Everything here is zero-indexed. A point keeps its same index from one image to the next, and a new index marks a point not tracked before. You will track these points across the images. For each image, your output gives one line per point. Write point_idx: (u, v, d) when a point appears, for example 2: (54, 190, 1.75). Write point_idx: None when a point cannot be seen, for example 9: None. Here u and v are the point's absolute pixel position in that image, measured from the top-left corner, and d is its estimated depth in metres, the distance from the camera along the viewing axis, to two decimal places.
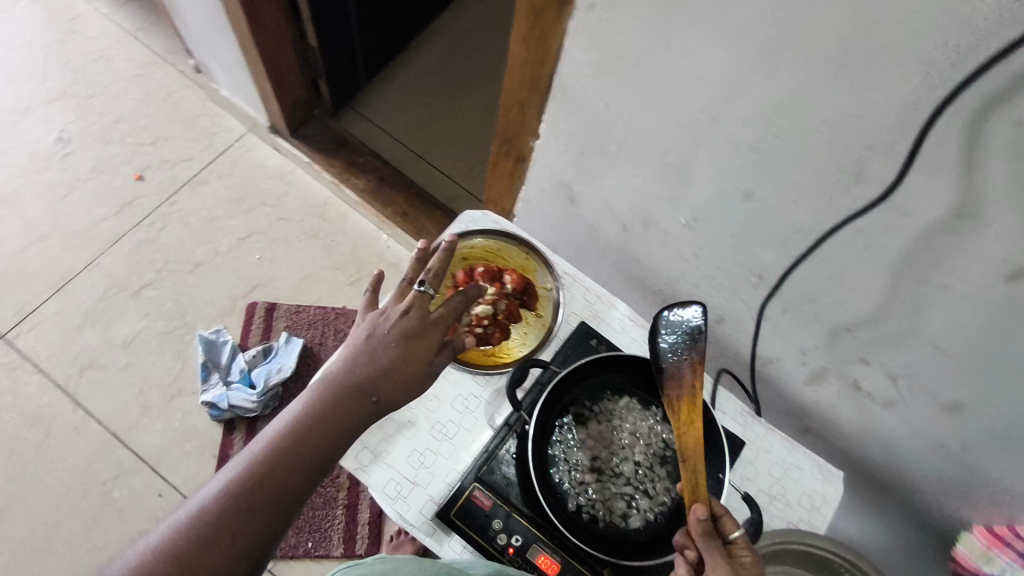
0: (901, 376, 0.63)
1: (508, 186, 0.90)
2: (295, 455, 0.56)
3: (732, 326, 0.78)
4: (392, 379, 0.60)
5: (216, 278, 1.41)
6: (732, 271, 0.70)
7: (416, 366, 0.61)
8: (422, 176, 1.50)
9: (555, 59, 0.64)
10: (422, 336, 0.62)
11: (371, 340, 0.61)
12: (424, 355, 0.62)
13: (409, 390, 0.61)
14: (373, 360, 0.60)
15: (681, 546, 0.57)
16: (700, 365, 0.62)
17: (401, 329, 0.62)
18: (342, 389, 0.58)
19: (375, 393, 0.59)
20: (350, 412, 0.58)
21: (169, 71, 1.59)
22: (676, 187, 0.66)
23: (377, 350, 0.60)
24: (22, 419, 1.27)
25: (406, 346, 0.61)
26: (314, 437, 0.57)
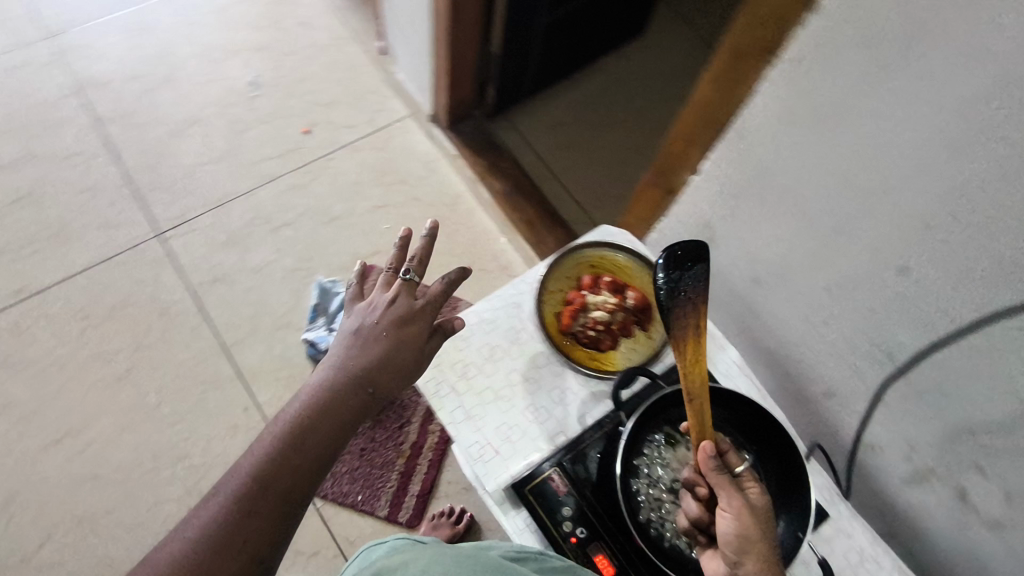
0: (1017, 497, 0.61)
1: (649, 213, 0.93)
2: (303, 446, 0.62)
3: (840, 402, 0.77)
4: (388, 366, 0.68)
5: (346, 234, 1.53)
6: (860, 346, 0.70)
7: (405, 352, 0.69)
8: (556, 196, 1.58)
9: (740, 103, 0.67)
10: (411, 326, 0.70)
11: (359, 336, 0.68)
12: (414, 347, 0.70)
13: (403, 377, 0.68)
14: (362, 353, 0.67)
15: (690, 482, 0.61)
16: (702, 302, 0.62)
17: (387, 322, 0.70)
18: (339, 381, 0.65)
19: (370, 385, 0.67)
20: (352, 404, 0.65)
21: (358, 47, 1.76)
22: (827, 249, 0.67)
23: (366, 343, 0.68)
24: (153, 307, 1.42)
25: (394, 333, 0.69)
26: (318, 432, 0.63)
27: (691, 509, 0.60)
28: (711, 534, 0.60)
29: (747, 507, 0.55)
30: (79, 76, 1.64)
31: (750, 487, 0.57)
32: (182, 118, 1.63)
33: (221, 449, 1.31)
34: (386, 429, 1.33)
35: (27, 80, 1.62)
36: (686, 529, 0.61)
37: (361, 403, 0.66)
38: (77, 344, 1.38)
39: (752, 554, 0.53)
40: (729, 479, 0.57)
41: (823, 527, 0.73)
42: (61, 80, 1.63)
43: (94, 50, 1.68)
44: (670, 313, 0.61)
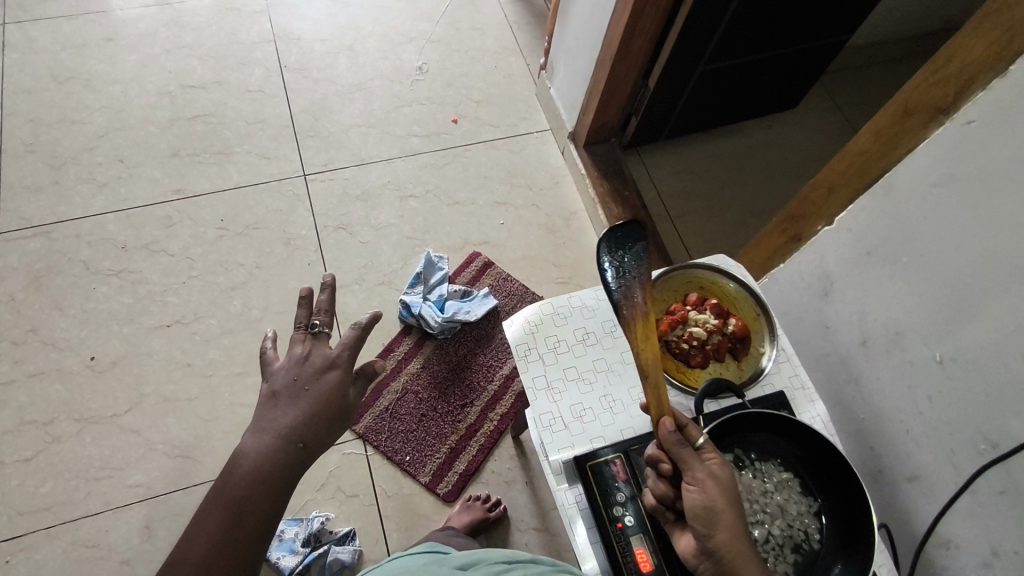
0: None
1: (768, 258, 0.95)
2: (242, 511, 0.72)
3: (921, 490, 0.74)
4: (318, 420, 0.80)
5: (463, 219, 1.62)
6: (961, 431, 0.68)
7: (329, 405, 0.81)
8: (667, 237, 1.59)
9: (896, 159, 0.70)
10: (322, 386, 0.82)
11: (275, 399, 0.81)
12: (334, 399, 0.82)
13: (327, 428, 0.81)
14: (282, 415, 0.79)
15: (652, 459, 0.63)
16: (645, 280, 0.71)
17: (292, 381, 0.82)
18: (269, 443, 0.77)
19: (296, 438, 0.78)
20: (283, 455, 0.77)
21: (518, 60, 1.89)
22: (950, 320, 0.67)
23: (286, 406, 0.80)
24: (281, 235, 1.56)
25: (316, 388, 0.82)
26: (261, 485, 0.74)
27: (656, 487, 0.62)
28: (678, 509, 0.62)
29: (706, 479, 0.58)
30: (279, 28, 1.86)
31: (709, 461, 0.59)
32: (351, 83, 1.80)
33: None
34: (450, 404, 1.38)
35: (235, 21, 1.86)
36: (653, 506, 0.63)
37: (295, 456, 0.78)
38: (209, 248, 1.53)
39: (720, 525, 0.56)
40: (689, 452, 0.59)
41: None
42: (262, 28, 1.86)
43: (297, 10, 1.90)
44: (620, 296, 0.70)
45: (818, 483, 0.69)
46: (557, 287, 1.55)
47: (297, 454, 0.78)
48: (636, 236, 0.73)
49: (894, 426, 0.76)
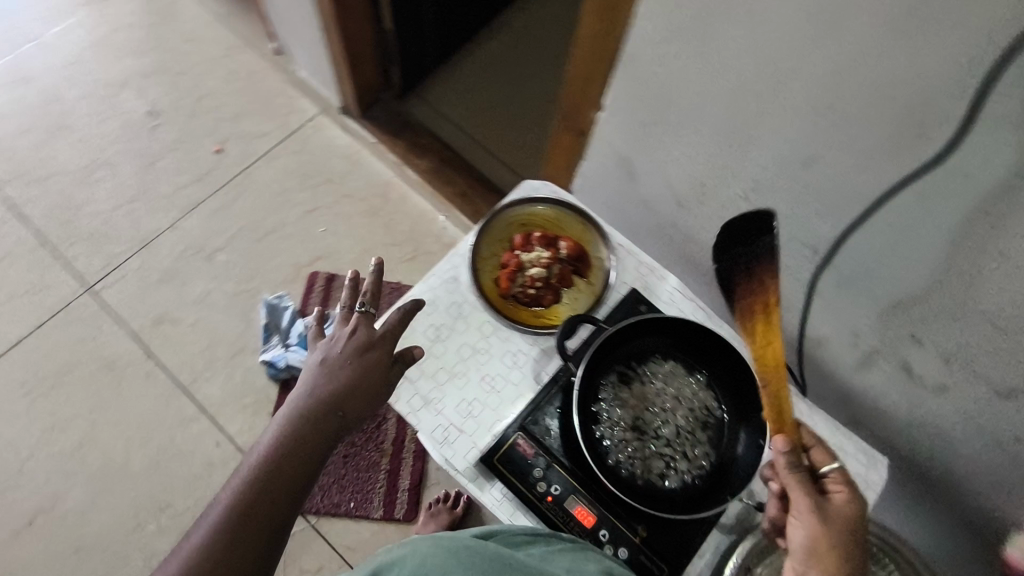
0: (953, 359, 0.66)
1: (568, 162, 0.93)
2: (285, 460, 0.61)
3: (782, 307, 0.80)
4: (358, 390, 0.67)
5: (284, 247, 1.49)
6: (787, 246, 0.72)
7: (371, 374, 0.68)
8: (482, 163, 1.54)
9: (623, 32, 0.66)
10: (371, 355, 0.69)
11: (320, 365, 0.67)
12: (381, 370, 0.68)
13: (368, 400, 0.67)
14: (323, 373, 0.67)
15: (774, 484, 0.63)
16: (769, 272, 0.66)
17: (352, 344, 0.69)
18: (307, 407, 0.64)
19: (336, 406, 0.65)
20: (320, 427, 0.63)
21: (250, 54, 1.69)
22: (736, 160, 0.68)
23: (331, 366, 0.67)
24: (101, 362, 1.37)
25: (359, 362, 0.68)
26: (302, 446, 0.62)
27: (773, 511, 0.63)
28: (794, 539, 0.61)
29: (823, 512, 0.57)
30: None
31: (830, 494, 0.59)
32: (84, 164, 1.55)
33: (205, 487, 1.28)
34: (365, 431, 1.31)
35: None
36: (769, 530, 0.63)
37: (333, 428, 0.65)
38: (27, 421, 1.32)
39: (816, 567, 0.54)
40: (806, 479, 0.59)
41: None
42: None
43: None
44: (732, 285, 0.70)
45: (694, 357, 0.72)
46: (408, 265, 1.48)
47: (337, 425, 0.65)
48: (768, 220, 0.68)
49: None
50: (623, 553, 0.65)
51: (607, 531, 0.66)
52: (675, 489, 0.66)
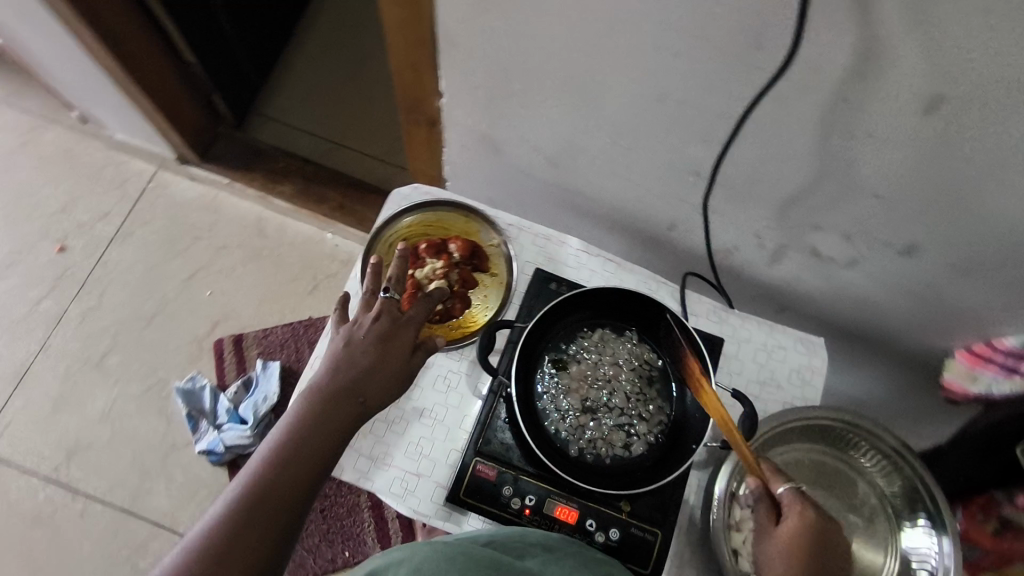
0: (853, 233, 0.67)
1: (430, 152, 0.87)
2: (298, 445, 0.55)
3: (685, 231, 0.79)
4: (379, 375, 0.59)
5: (176, 326, 1.36)
6: (670, 176, 0.70)
7: (397, 361, 0.60)
8: (348, 163, 1.46)
9: (430, 15, 0.60)
10: (396, 340, 0.60)
11: (341, 347, 0.60)
12: (403, 354, 0.61)
13: (393, 384, 0.60)
14: (344, 355, 0.59)
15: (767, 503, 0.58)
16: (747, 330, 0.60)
17: (374, 323, 0.61)
18: (325, 392, 0.57)
19: (358, 392, 0.58)
20: (339, 416, 0.57)
21: (54, 131, 1.49)
22: (593, 110, 0.64)
23: (353, 347, 0.59)
24: (22, 520, 1.22)
25: (383, 354, 0.60)
26: (317, 433, 0.56)
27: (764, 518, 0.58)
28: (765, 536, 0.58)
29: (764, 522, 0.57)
30: None
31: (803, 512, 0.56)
32: None
33: None
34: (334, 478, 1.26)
35: None
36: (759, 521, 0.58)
37: (353, 416, 0.58)
38: None
39: None
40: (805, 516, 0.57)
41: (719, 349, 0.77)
42: None
43: None
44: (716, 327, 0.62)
45: (619, 317, 0.71)
46: (314, 295, 1.39)
47: (358, 411, 0.58)
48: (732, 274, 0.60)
49: (630, 204, 0.79)
50: (615, 534, 0.65)
51: (594, 519, 0.65)
52: (644, 454, 0.66)
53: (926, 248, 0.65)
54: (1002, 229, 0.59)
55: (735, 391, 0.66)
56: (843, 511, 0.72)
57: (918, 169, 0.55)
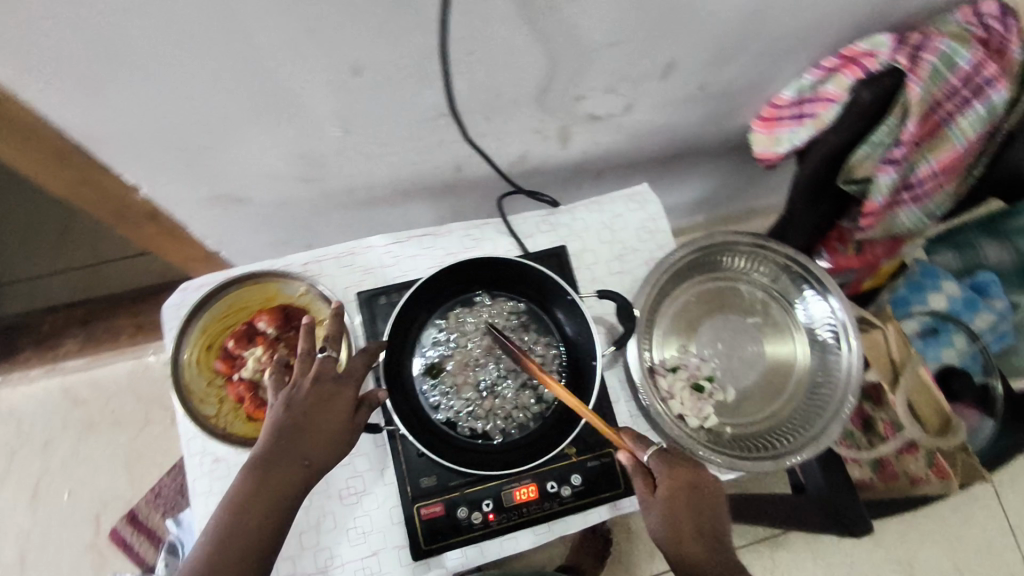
0: (613, 83, 0.65)
1: (178, 239, 0.76)
2: (240, 520, 0.50)
3: (472, 163, 0.74)
4: (323, 434, 0.54)
5: (55, 548, 1.14)
6: (424, 132, 0.63)
7: (343, 421, 0.55)
8: (110, 283, 1.28)
9: (38, 118, 0.49)
10: (338, 399, 0.55)
11: (281, 411, 0.54)
12: (346, 412, 0.55)
13: (338, 443, 0.55)
14: (282, 419, 0.53)
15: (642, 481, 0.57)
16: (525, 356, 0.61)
17: (312, 382, 0.55)
18: (266, 461, 0.52)
19: (300, 459, 0.53)
20: (283, 487, 0.52)
21: None
22: (301, 115, 0.56)
23: (294, 410, 0.54)
24: None
25: (326, 418, 0.54)
26: (260, 506, 0.51)
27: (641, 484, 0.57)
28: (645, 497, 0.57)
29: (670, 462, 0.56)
30: None
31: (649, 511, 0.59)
32: None
33: None
34: None
35: None
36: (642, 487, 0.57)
37: (298, 483, 0.53)
38: None
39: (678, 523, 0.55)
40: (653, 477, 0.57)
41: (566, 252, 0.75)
42: None
43: None
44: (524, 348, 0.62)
45: (460, 290, 0.67)
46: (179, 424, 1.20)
47: (302, 481, 0.53)
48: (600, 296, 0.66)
49: (408, 170, 0.72)
50: (577, 479, 0.64)
51: (553, 479, 0.64)
52: (558, 395, 0.65)
53: (678, 64, 0.65)
54: (725, 14, 0.58)
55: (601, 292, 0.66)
56: (743, 320, 0.76)
57: (627, 3, 0.53)
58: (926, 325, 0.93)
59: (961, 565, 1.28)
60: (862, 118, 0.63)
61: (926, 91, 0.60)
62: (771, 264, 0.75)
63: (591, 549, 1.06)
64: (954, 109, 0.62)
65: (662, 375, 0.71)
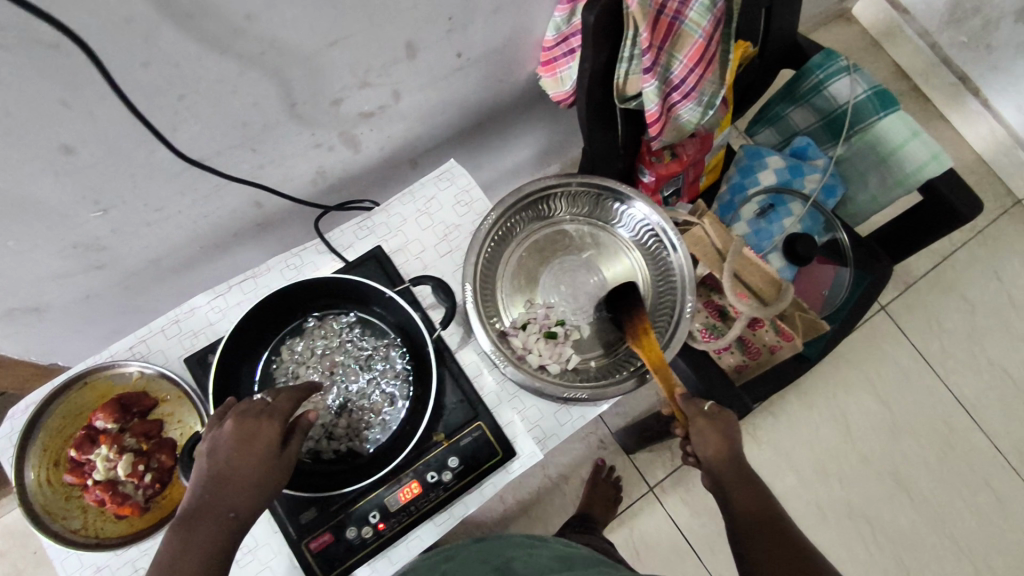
0: (364, 78, 0.66)
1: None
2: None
3: (270, 194, 0.74)
4: (245, 478, 0.51)
5: None
6: (191, 182, 0.63)
7: (268, 460, 0.52)
8: None
9: None
10: (261, 437, 0.52)
11: (204, 456, 0.51)
12: (269, 449, 0.52)
13: (264, 483, 0.51)
14: (204, 465, 0.51)
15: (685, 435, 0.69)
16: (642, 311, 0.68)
17: (233, 421, 0.52)
18: (188, 511, 0.49)
19: (226, 507, 0.50)
20: (206, 540, 0.49)
21: None
22: (43, 208, 0.55)
23: (214, 455, 0.51)
24: None
25: (249, 459, 0.51)
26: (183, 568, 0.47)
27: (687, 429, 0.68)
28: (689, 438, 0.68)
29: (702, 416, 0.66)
30: None
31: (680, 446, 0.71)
32: None
33: None
34: None
35: None
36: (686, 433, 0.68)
37: (223, 535, 0.49)
38: None
39: (709, 440, 0.65)
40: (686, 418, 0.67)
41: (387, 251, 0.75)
42: None
43: None
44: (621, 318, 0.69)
45: (284, 322, 0.66)
46: None
47: (230, 529, 0.50)
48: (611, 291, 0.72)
49: (203, 221, 0.71)
50: (455, 460, 0.65)
51: (431, 469, 0.65)
52: (410, 388, 0.66)
53: (419, 42, 0.66)
54: None
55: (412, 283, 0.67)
56: (579, 257, 0.78)
57: (323, 5, 0.54)
58: (764, 205, 0.97)
59: (888, 397, 1.37)
60: (598, 39, 0.65)
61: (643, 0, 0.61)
62: (588, 196, 0.77)
63: (602, 495, 1.22)
64: (678, 7, 0.64)
65: (513, 335, 0.72)
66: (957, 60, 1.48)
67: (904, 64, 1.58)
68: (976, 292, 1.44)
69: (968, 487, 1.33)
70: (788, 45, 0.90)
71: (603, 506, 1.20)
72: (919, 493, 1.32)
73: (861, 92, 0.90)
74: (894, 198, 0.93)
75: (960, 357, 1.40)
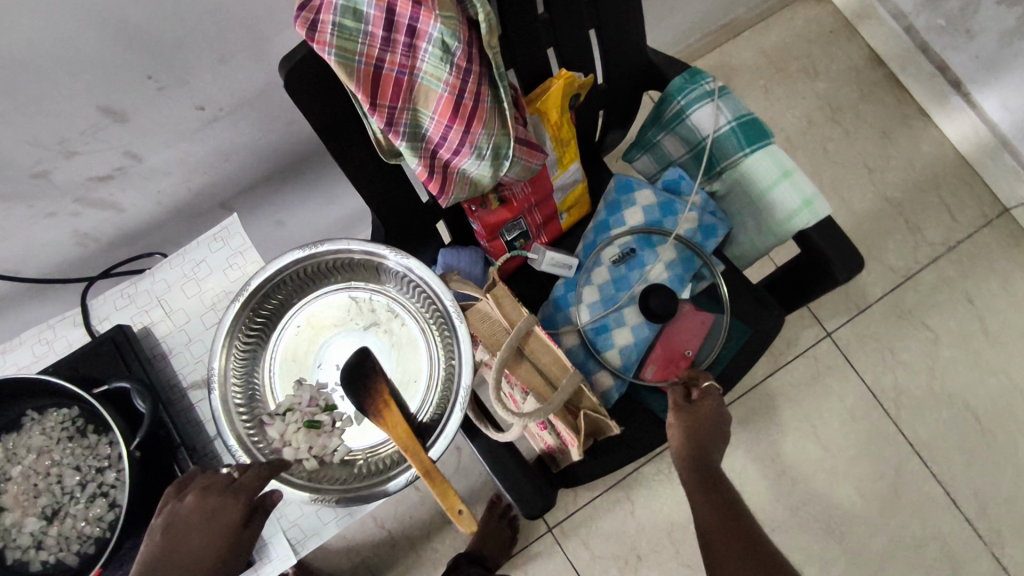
0: (62, 151, 0.58)
1: None
2: None
3: (17, 265, 0.68)
4: (198, 562, 0.47)
5: None
6: None
7: (221, 545, 0.48)
8: None
9: None
10: (221, 519, 0.48)
11: (158, 531, 0.48)
12: (230, 531, 0.48)
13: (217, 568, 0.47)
14: (157, 539, 0.47)
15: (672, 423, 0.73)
16: (379, 385, 0.62)
17: (194, 495, 0.49)
18: None
19: None
20: None
21: None
22: None
23: (169, 531, 0.48)
24: None
25: (204, 539, 0.47)
26: None
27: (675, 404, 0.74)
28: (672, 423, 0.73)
29: (685, 410, 0.72)
30: None
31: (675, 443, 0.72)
32: None
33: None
34: None
35: None
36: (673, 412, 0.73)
37: None
38: None
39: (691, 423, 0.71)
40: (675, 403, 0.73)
41: (145, 323, 0.69)
42: None
43: None
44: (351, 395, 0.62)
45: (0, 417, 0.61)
46: None
47: None
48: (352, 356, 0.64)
49: None
50: None
51: None
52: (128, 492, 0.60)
53: (122, 106, 0.57)
54: (96, 50, 0.51)
55: (114, 384, 0.60)
56: (361, 331, 0.70)
57: None
58: (627, 248, 0.84)
59: (827, 436, 1.23)
60: (314, 96, 0.54)
61: (343, 56, 0.50)
62: (364, 262, 0.68)
63: (491, 538, 1.14)
64: (403, 59, 0.52)
65: (267, 423, 0.64)
66: (936, 46, 1.28)
67: (880, 49, 1.37)
68: (942, 317, 1.26)
69: (912, 538, 1.19)
70: (642, 65, 0.77)
71: (493, 549, 1.14)
72: (854, 544, 1.19)
73: (724, 123, 0.78)
74: (772, 245, 0.80)
75: (917, 393, 1.24)
